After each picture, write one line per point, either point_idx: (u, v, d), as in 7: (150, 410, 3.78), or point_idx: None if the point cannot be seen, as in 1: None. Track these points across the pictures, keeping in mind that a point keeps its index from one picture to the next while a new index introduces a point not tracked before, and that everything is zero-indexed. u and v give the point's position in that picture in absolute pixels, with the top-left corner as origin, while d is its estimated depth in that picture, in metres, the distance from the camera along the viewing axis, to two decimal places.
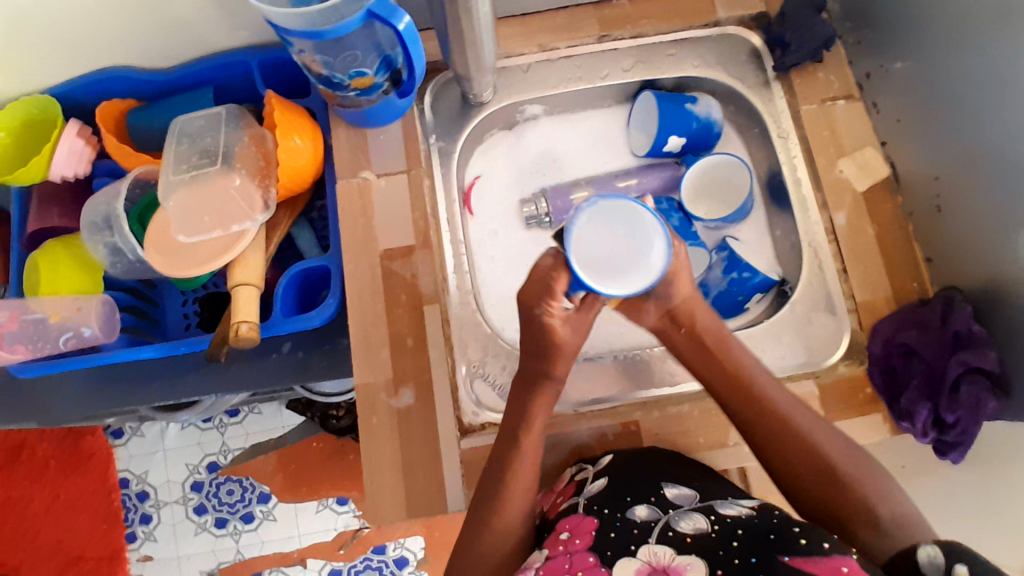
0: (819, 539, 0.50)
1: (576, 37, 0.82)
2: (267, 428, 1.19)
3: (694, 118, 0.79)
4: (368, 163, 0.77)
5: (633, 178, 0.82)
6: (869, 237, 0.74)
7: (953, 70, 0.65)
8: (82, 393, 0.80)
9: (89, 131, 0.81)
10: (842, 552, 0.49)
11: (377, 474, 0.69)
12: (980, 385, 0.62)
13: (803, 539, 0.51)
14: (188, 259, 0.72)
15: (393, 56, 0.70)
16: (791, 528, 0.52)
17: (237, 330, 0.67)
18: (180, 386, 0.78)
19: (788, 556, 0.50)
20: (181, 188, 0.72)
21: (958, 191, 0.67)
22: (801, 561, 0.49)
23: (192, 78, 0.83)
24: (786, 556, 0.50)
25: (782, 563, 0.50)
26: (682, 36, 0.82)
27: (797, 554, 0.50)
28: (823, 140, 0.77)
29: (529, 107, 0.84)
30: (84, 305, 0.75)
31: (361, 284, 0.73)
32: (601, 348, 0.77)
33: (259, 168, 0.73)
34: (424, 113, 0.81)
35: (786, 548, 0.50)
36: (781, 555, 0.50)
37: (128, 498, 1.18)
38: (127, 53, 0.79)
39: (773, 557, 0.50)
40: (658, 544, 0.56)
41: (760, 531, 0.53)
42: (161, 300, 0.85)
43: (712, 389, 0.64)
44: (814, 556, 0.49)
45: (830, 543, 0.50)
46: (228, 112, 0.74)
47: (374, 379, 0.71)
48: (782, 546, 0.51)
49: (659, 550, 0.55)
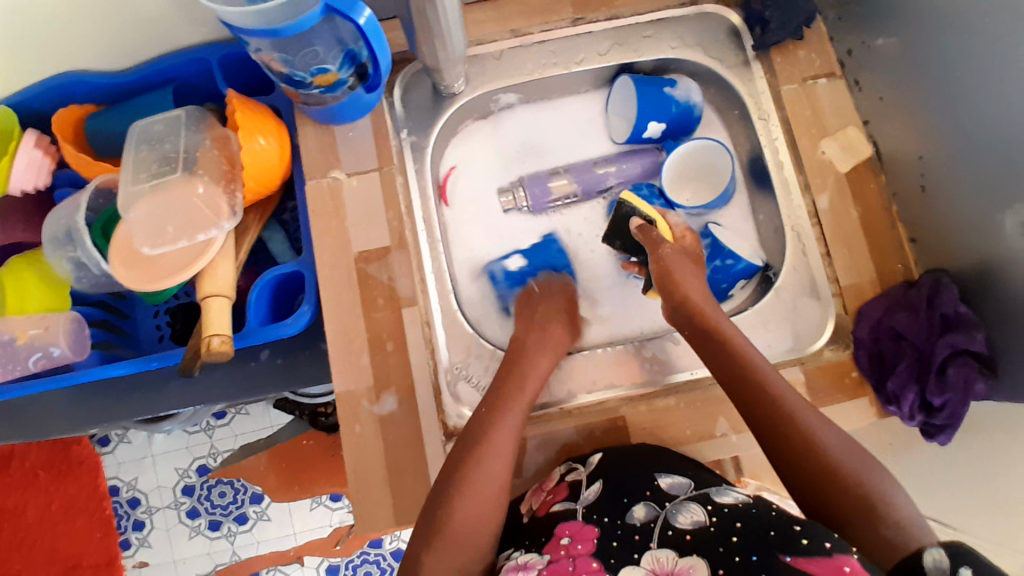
0: (821, 538, 0.50)
1: (550, 21, 0.78)
2: (256, 428, 1.17)
3: (672, 102, 0.77)
4: (338, 161, 0.74)
5: (612, 165, 0.80)
6: (853, 219, 0.73)
7: (938, 45, 0.63)
8: (58, 409, 0.78)
9: (47, 141, 0.78)
10: (844, 552, 0.49)
11: (365, 480, 0.67)
12: (969, 367, 0.61)
13: (805, 539, 0.50)
14: (155, 271, 0.69)
15: (356, 49, 0.66)
16: (792, 526, 0.52)
17: (209, 344, 0.65)
18: (159, 399, 0.76)
19: (790, 556, 0.50)
20: (143, 198, 0.69)
21: (943, 171, 0.66)
22: (803, 561, 0.49)
23: (150, 79, 0.79)
24: (788, 556, 0.50)
25: (783, 562, 0.49)
26: (659, 16, 0.79)
27: (799, 554, 0.50)
28: (806, 120, 0.75)
29: (503, 95, 0.81)
30: (51, 323, 0.72)
31: (337, 289, 0.71)
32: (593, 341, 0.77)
33: (223, 173, 0.70)
34: (394, 106, 0.78)
35: (788, 547, 0.50)
36: (783, 555, 0.50)
37: (119, 505, 1.17)
38: (78, 56, 0.75)
39: (775, 557, 0.50)
40: (660, 549, 0.55)
41: (760, 527, 0.53)
42: (132, 312, 0.83)
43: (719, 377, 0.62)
44: (816, 556, 0.49)
45: (833, 542, 0.50)
46: (189, 115, 0.71)
47: (356, 386, 0.69)
48: (782, 544, 0.51)
49: (662, 555, 0.54)
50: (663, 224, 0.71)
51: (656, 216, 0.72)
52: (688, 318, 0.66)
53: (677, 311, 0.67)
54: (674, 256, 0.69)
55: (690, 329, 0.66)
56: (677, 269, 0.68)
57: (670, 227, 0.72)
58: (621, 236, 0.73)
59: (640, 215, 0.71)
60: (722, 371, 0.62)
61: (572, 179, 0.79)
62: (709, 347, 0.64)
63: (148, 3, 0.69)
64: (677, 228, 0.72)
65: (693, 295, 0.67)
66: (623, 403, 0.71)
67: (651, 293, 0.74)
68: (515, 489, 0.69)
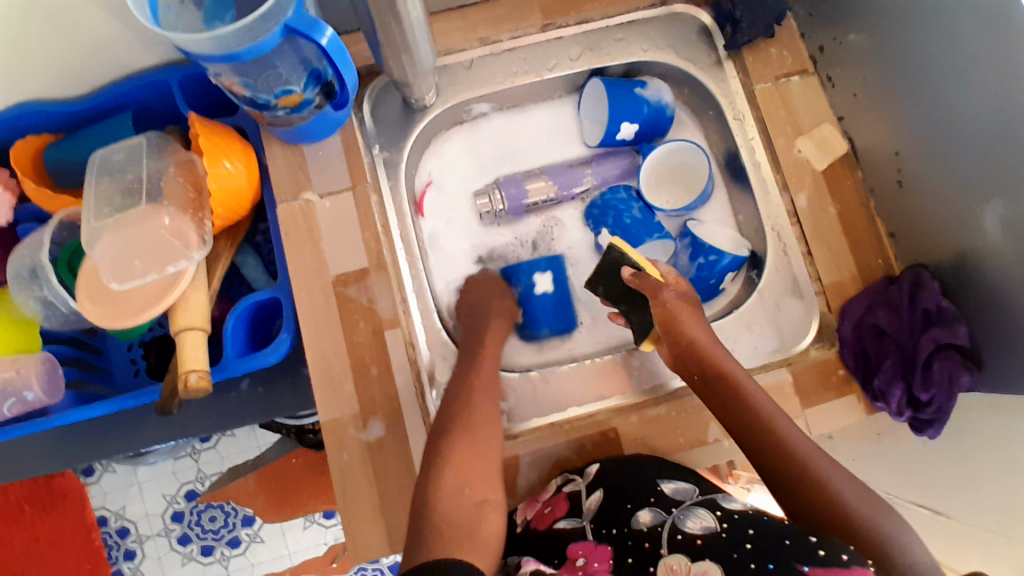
0: (837, 550, 0.49)
1: (519, 28, 0.76)
2: (243, 449, 1.15)
3: (644, 103, 0.76)
4: (309, 183, 0.73)
5: (589, 167, 0.79)
6: (832, 216, 0.72)
7: (910, 40, 0.63)
8: (34, 452, 0.76)
9: (6, 176, 0.75)
10: (862, 564, 0.48)
11: (356, 509, 0.66)
12: (953, 361, 0.62)
13: (822, 550, 0.49)
14: (123, 309, 0.67)
15: (320, 69, 0.64)
16: (808, 538, 0.51)
17: (186, 381, 0.63)
18: (139, 436, 0.75)
19: (807, 566, 0.48)
20: (107, 234, 0.67)
21: (920, 167, 0.65)
22: (821, 573, 0.48)
23: (109, 105, 0.76)
24: (806, 565, 0.48)
25: (801, 572, 0.48)
26: (629, 19, 0.78)
27: (817, 564, 0.48)
28: (781, 119, 0.74)
29: (476, 105, 0.79)
30: (23, 366, 0.69)
31: (316, 315, 0.69)
32: (581, 351, 0.77)
33: (190, 201, 0.69)
34: (364, 122, 0.76)
35: (805, 557, 0.49)
36: (801, 564, 0.49)
37: (108, 536, 1.14)
38: (32, 86, 0.72)
39: (791, 565, 0.49)
40: (671, 555, 0.54)
41: (774, 537, 0.52)
42: (104, 347, 0.81)
43: (711, 400, 0.63)
44: (834, 568, 0.48)
45: (849, 554, 0.48)
46: (150, 142, 0.70)
47: (341, 414, 0.68)
48: (799, 553, 0.50)
49: (674, 562, 0.53)
50: (653, 271, 0.67)
51: (646, 263, 0.67)
52: (681, 361, 0.65)
53: (681, 358, 0.65)
54: (676, 300, 0.66)
55: (699, 373, 0.64)
56: (679, 314, 0.65)
57: (660, 273, 0.68)
58: (605, 282, 0.69)
59: (629, 262, 0.66)
60: (722, 412, 0.62)
61: (549, 181, 0.78)
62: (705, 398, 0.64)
63: (100, 28, 0.66)
64: (668, 274, 0.69)
65: (699, 337, 0.64)
66: (614, 414, 0.70)
67: (645, 343, 0.69)
68: (509, 506, 0.69)
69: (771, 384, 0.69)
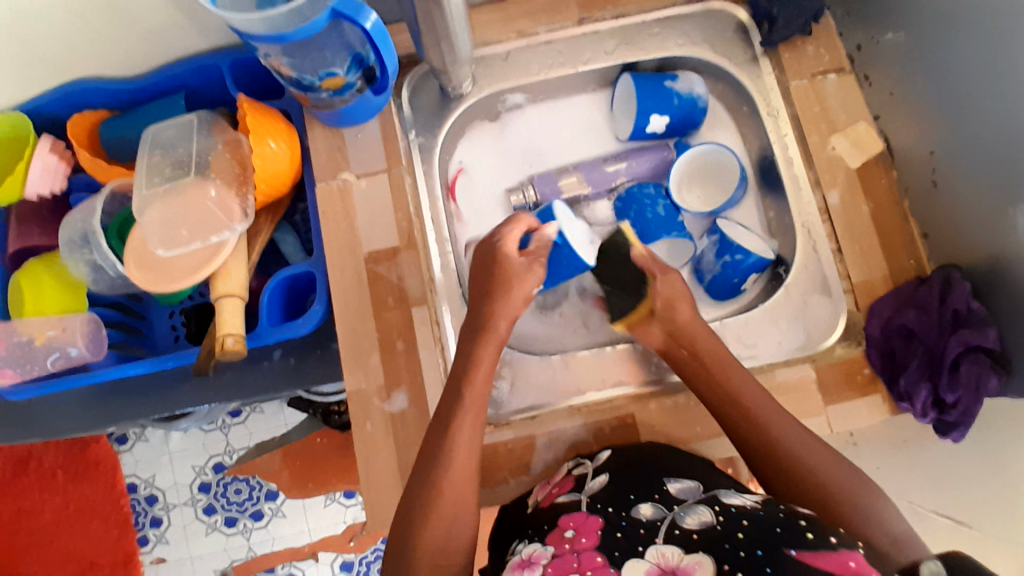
0: (827, 534, 0.49)
1: (555, 21, 0.78)
2: (271, 427, 1.18)
3: (673, 95, 0.77)
4: (347, 163, 0.75)
5: (622, 162, 0.80)
6: (865, 215, 0.72)
7: (953, 38, 0.62)
8: (77, 409, 0.80)
9: (62, 144, 0.80)
10: (850, 547, 0.48)
11: (377, 478, 0.68)
12: (981, 363, 0.61)
13: (810, 534, 0.49)
14: (169, 274, 0.71)
15: (363, 53, 0.67)
16: (798, 522, 0.51)
17: (223, 343, 0.66)
18: (174, 398, 0.78)
19: (795, 550, 0.48)
20: (156, 203, 0.71)
21: (956, 166, 0.65)
22: (810, 555, 0.47)
23: (163, 85, 0.81)
24: (794, 550, 0.48)
25: (789, 556, 0.47)
26: (666, 15, 0.79)
27: (805, 548, 0.48)
28: (815, 116, 0.74)
29: (511, 96, 0.81)
30: (68, 324, 0.74)
31: (348, 290, 0.72)
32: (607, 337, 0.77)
33: (237, 176, 0.71)
34: (402, 107, 0.78)
35: (793, 543, 0.48)
36: (789, 548, 0.48)
37: (137, 502, 1.19)
38: (92, 60, 0.76)
39: (780, 550, 0.48)
40: (666, 545, 0.53)
41: (767, 524, 0.51)
42: (147, 313, 0.85)
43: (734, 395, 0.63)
44: (822, 550, 0.47)
45: (838, 537, 0.49)
46: (201, 120, 0.73)
47: (366, 384, 0.70)
48: (789, 539, 0.49)
49: (667, 551, 0.52)
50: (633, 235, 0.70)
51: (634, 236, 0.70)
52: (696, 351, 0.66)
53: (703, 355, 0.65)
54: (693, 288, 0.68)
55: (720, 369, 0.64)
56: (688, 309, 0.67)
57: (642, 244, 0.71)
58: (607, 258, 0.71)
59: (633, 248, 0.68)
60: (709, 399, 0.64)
61: (582, 177, 0.79)
62: (712, 388, 0.64)
63: (157, 11, 0.70)
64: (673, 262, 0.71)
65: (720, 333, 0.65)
66: (633, 401, 0.71)
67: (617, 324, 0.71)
68: (522, 484, 0.70)
69: (794, 380, 0.69)
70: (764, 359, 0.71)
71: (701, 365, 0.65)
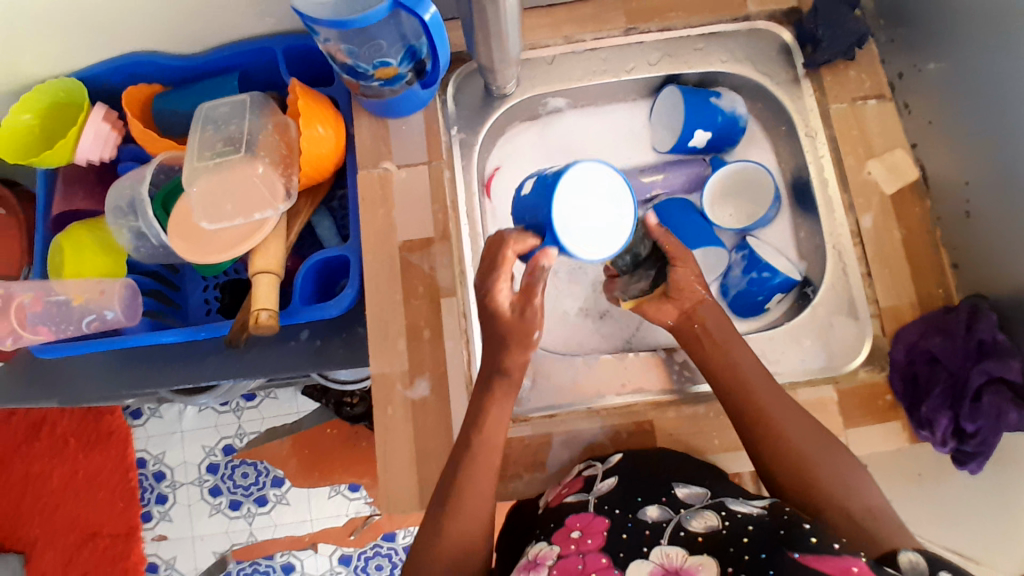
0: (830, 539, 0.48)
1: (602, 29, 0.80)
2: (283, 413, 1.19)
3: (718, 111, 0.78)
4: (389, 153, 0.77)
5: (659, 173, 0.82)
6: (896, 240, 0.72)
7: (996, 72, 0.63)
8: (104, 375, 0.82)
9: (114, 115, 0.82)
10: (853, 554, 0.47)
11: (392, 464, 0.69)
12: (1003, 396, 0.60)
13: (813, 537, 0.49)
14: (210, 245, 0.73)
15: (417, 46, 0.70)
16: (802, 526, 0.50)
17: (257, 317, 0.68)
18: (200, 370, 0.79)
19: (797, 553, 0.47)
20: (205, 175, 0.74)
21: (990, 197, 0.66)
22: (811, 559, 0.47)
23: (218, 65, 0.83)
24: (795, 552, 0.47)
25: (791, 560, 0.47)
26: (710, 30, 0.80)
27: (807, 551, 0.47)
28: (853, 138, 0.75)
29: (552, 100, 0.83)
30: (107, 288, 0.76)
31: (380, 276, 0.73)
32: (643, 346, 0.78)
33: (282, 157, 0.75)
34: (446, 104, 0.80)
35: (796, 545, 0.48)
36: (791, 552, 0.48)
37: (144, 477, 1.20)
38: (155, 37, 0.79)
39: (782, 554, 0.48)
40: (669, 546, 0.54)
41: (770, 528, 0.51)
42: (183, 285, 0.88)
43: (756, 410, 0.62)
44: (824, 554, 0.47)
45: (841, 544, 0.48)
46: (253, 100, 0.75)
47: (391, 369, 0.71)
48: (791, 543, 0.48)
49: (672, 551, 0.54)
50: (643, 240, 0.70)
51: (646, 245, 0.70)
52: (716, 365, 0.66)
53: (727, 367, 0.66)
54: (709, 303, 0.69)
55: (742, 385, 0.64)
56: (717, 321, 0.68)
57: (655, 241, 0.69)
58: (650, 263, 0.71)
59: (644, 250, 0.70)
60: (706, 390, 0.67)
61: None
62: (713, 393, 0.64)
63: None
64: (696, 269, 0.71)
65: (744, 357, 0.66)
66: (652, 407, 0.71)
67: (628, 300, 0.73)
68: (535, 482, 0.70)
69: (814, 400, 0.69)
70: (785, 376, 0.71)
71: (723, 376, 0.65)
